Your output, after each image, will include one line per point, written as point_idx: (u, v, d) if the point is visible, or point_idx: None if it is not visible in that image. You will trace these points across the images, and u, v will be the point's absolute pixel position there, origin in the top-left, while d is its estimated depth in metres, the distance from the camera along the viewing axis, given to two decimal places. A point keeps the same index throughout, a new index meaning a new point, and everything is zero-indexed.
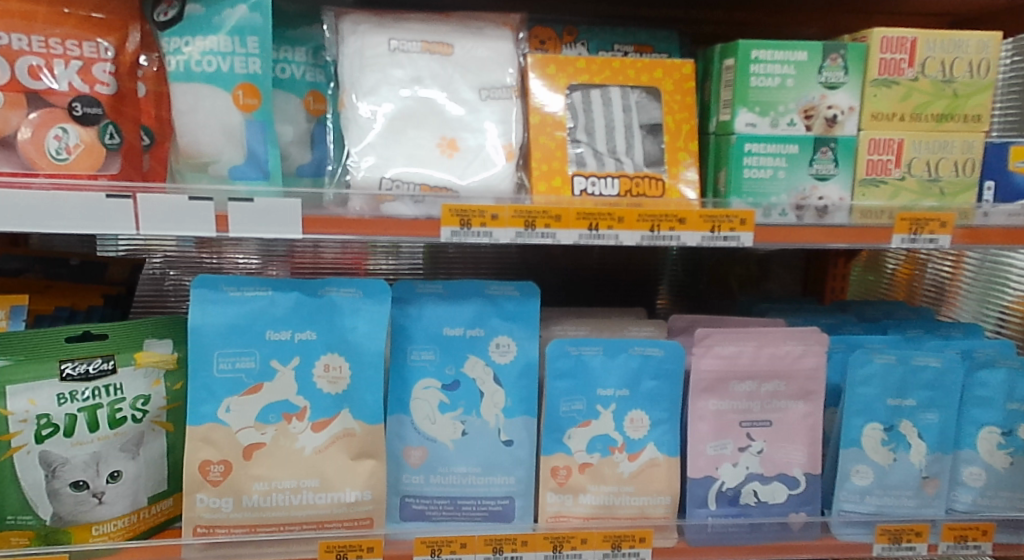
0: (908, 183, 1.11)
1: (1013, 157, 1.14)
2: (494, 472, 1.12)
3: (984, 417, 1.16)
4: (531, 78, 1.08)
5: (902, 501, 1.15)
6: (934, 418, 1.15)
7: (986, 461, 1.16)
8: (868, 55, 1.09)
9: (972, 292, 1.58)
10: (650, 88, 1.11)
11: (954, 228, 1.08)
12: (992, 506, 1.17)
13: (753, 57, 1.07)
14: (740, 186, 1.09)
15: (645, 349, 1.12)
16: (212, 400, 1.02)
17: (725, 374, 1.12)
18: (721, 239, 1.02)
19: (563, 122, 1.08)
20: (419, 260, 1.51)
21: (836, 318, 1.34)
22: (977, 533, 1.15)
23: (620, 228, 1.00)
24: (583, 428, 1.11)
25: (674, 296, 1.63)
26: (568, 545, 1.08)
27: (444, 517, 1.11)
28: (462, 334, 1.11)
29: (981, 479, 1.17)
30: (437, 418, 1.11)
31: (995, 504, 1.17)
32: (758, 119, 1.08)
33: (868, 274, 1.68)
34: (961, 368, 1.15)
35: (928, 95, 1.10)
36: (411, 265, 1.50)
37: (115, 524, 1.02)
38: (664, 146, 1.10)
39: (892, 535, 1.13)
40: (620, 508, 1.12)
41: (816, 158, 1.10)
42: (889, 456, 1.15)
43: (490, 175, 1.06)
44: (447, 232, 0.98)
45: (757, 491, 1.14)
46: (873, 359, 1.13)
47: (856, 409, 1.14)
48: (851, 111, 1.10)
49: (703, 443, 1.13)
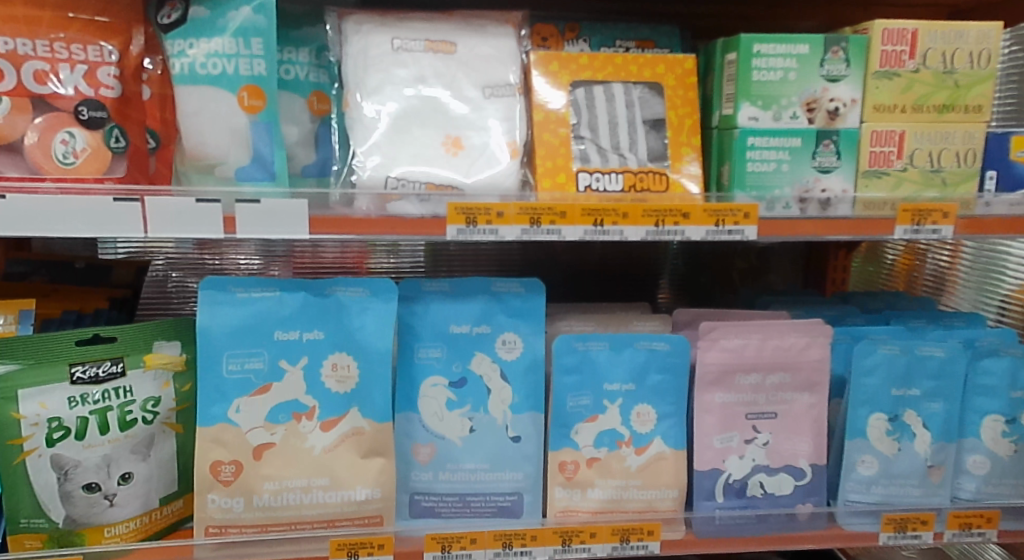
0: (909, 174, 1.12)
1: (1013, 147, 1.14)
2: (502, 468, 1.12)
3: (988, 406, 1.17)
4: (534, 76, 1.09)
5: (907, 490, 1.16)
6: (938, 408, 1.16)
7: (990, 449, 1.17)
8: (869, 47, 1.09)
9: (970, 281, 1.59)
10: (653, 83, 1.11)
11: (956, 219, 1.08)
12: (997, 493, 1.18)
13: (755, 52, 1.07)
14: (744, 179, 1.10)
15: (651, 343, 1.13)
16: (222, 401, 1.03)
17: (731, 367, 1.13)
18: (725, 233, 1.03)
19: (566, 118, 1.08)
20: (420, 258, 1.51)
21: (839, 310, 1.35)
22: (982, 520, 1.16)
23: (624, 223, 1.00)
24: (590, 423, 1.12)
25: (675, 290, 1.63)
26: (576, 538, 1.08)
27: (453, 514, 1.12)
28: (468, 331, 1.12)
29: (985, 467, 1.17)
30: (444, 416, 1.11)
31: (1000, 491, 1.18)
32: (761, 113, 1.09)
33: (868, 265, 1.69)
34: (964, 357, 1.16)
35: (929, 87, 1.11)
36: (412, 262, 1.50)
37: (127, 526, 1.02)
38: (668, 141, 1.10)
39: (897, 524, 1.14)
40: (627, 501, 1.12)
41: (818, 151, 1.10)
42: (893, 446, 1.15)
43: (495, 173, 1.06)
44: (453, 230, 0.98)
45: (763, 482, 1.15)
46: (877, 349, 1.14)
47: (860, 400, 1.15)
48: (854, 103, 1.10)
49: (710, 436, 1.14)
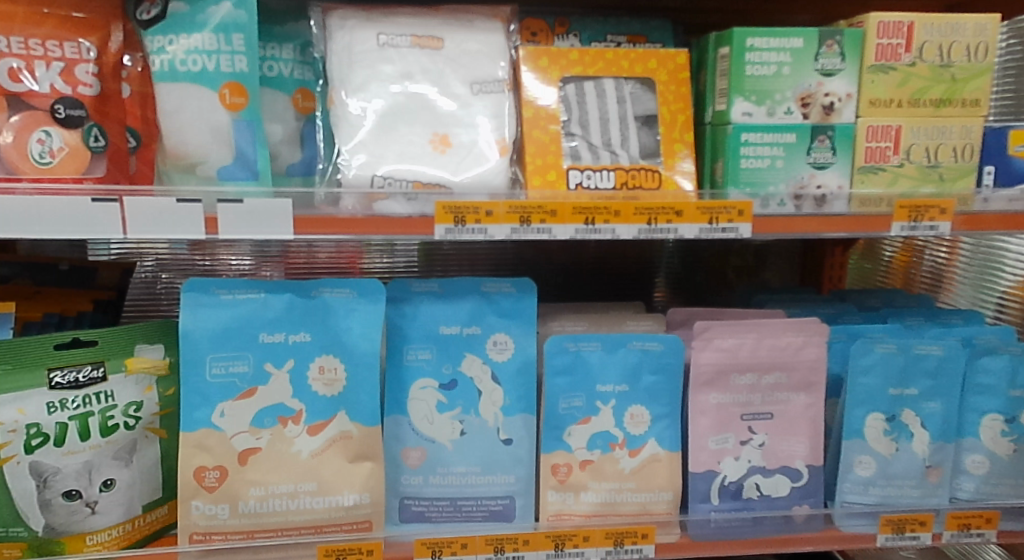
0: (906, 170, 1.10)
1: (1012, 141, 1.12)
2: (493, 471, 1.10)
3: (987, 404, 1.15)
4: (524, 72, 1.07)
5: (905, 491, 1.14)
6: (936, 407, 1.14)
7: (990, 449, 1.15)
8: (864, 40, 1.07)
9: (967, 278, 1.57)
10: (644, 79, 1.09)
11: (954, 215, 1.06)
12: (996, 494, 1.16)
13: (748, 46, 1.05)
14: (738, 176, 1.08)
15: (644, 343, 1.11)
16: (206, 405, 1.01)
17: (726, 367, 1.11)
18: (719, 230, 1.01)
19: (557, 115, 1.06)
20: (414, 257, 1.48)
21: (836, 308, 1.33)
22: (982, 521, 1.14)
23: (616, 221, 0.98)
24: (583, 426, 1.10)
25: (671, 289, 1.61)
26: (569, 542, 1.07)
27: (444, 518, 1.10)
28: (458, 332, 1.09)
29: (984, 467, 1.16)
30: (435, 418, 1.09)
31: (1000, 491, 1.16)
32: (754, 108, 1.07)
33: (865, 263, 1.67)
34: (963, 356, 1.14)
35: (926, 80, 1.09)
36: (407, 261, 1.48)
37: (110, 533, 1.00)
38: (660, 137, 1.08)
39: (895, 525, 1.12)
40: (623, 499, 1.11)
41: (813, 146, 1.08)
42: (891, 446, 1.13)
43: (484, 171, 1.04)
44: (442, 230, 0.96)
45: (759, 484, 1.13)
46: (874, 348, 1.12)
47: (857, 399, 1.13)
48: (849, 98, 1.08)
49: (705, 438, 1.12)
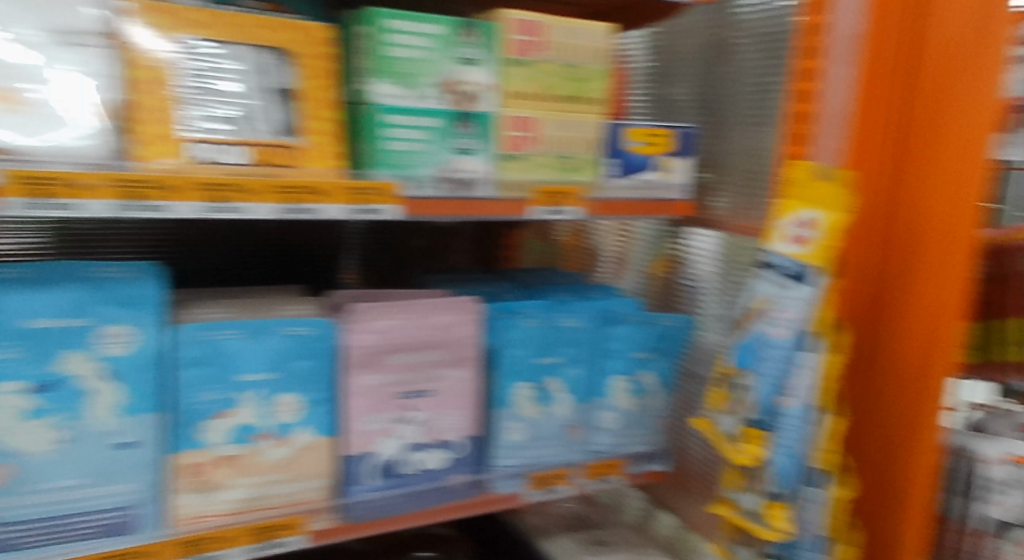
0: (542, 158, 1.29)
1: (627, 137, 1.37)
2: (109, 481, 1.02)
3: (615, 367, 1.40)
4: (129, 20, 1.03)
5: (547, 449, 1.36)
6: (577, 371, 1.37)
7: (618, 405, 1.41)
8: (500, 35, 1.24)
9: (634, 264, 1.76)
10: (278, 48, 1.13)
11: (583, 201, 1.31)
12: (629, 442, 1.43)
13: (388, 26, 1.15)
14: (386, 157, 1.17)
15: (294, 328, 1.13)
16: (61, 406, 0.98)
17: (381, 348, 1.19)
18: (364, 212, 1.10)
19: (162, 78, 1.04)
20: (40, 236, 1.35)
21: (493, 284, 1.49)
22: (555, 476, 1.36)
23: (251, 200, 1.02)
24: (222, 419, 1.08)
25: (361, 267, 1.67)
26: (210, 545, 1.08)
27: (42, 542, 0.99)
28: (222, 351, 1.08)
29: (614, 421, 1.41)
30: (20, 428, 0.97)
31: (631, 440, 1.43)
32: (397, 89, 1.16)
33: (539, 242, 1.89)
34: (597, 325, 1.39)
35: (553, 77, 1.29)
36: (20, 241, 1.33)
37: (37, 510, 0.99)
38: (292, 111, 1.12)
39: (543, 480, 1.34)
40: (411, 475, 1.24)
41: (455, 132, 1.21)
42: (539, 409, 1.34)
43: (77, 138, 0.97)
44: (114, 206, 0.94)
45: (417, 459, 1.24)
46: (521, 322, 1.32)
47: (506, 370, 1.31)
48: (489, 88, 1.23)
49: (357, 419, 1.18)
